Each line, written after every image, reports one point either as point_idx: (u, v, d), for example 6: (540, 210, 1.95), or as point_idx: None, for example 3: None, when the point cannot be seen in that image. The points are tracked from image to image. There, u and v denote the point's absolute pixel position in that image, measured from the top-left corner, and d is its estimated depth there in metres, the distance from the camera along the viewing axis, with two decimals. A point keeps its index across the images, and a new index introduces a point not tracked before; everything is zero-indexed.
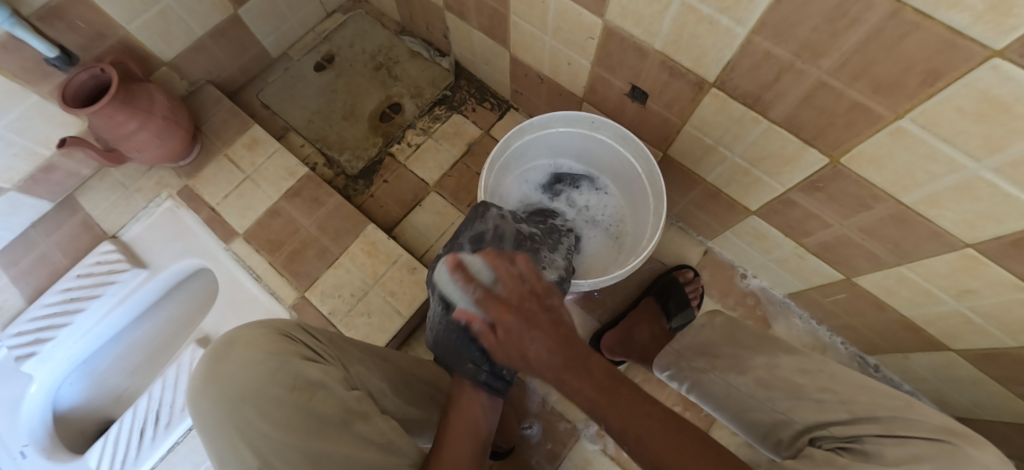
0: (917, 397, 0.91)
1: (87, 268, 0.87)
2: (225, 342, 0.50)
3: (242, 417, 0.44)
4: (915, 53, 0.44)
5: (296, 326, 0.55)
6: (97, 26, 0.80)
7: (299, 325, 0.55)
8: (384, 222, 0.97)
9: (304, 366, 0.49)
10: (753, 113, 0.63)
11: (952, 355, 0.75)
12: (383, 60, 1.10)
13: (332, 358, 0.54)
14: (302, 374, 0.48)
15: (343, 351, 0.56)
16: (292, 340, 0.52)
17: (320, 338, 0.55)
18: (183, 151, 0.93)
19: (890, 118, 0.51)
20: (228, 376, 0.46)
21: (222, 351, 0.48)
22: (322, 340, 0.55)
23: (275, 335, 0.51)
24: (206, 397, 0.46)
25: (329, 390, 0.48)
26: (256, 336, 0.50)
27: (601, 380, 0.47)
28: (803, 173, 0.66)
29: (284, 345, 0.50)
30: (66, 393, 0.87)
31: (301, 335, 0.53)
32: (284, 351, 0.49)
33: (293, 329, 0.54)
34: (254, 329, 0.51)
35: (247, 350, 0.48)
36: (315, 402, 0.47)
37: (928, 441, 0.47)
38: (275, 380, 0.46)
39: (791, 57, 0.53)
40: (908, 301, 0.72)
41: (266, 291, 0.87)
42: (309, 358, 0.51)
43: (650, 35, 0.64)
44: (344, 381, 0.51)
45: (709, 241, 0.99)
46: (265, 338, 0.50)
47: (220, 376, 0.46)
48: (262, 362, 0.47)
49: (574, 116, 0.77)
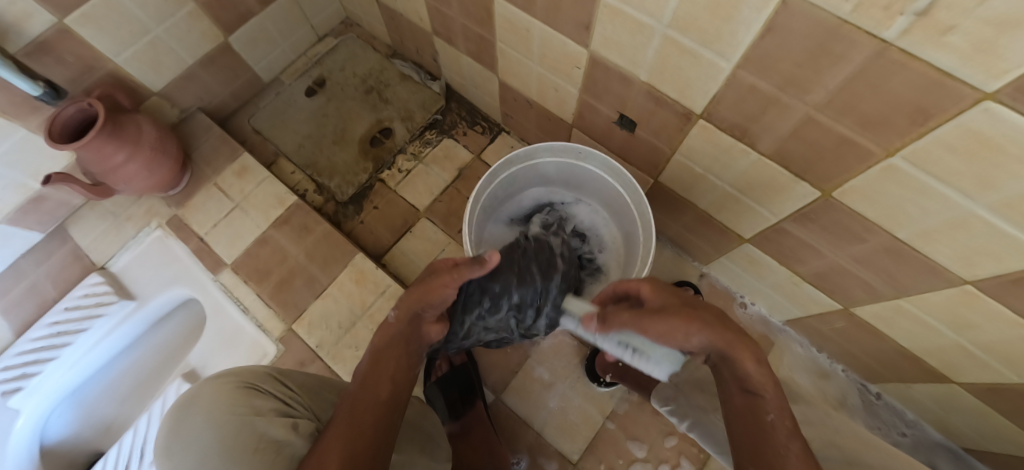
0: (922, 426, 0.87)
1: (75, 300, 0.87)
2: (182, 403, 0.46)
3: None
4: (902, 92, 0.42)
5: (263, 375, 0.52)
6: (86, 59, 0.80)
7: (267, 376, 0.52)
8: (373, 249, 0.96)
9: (268, 422, 0.45)
10: (741, 144, 0.61)
11: (956, 387, 0.72)
12: (374, 83, 1.10)
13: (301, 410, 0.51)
14: (266, 432, 0.45)
15: (314, 399, 0.54)
16: (260, 393, 0.49)
17: (290, 388, 0.53)
18: (173, 180, 0.93)
19: (881, 154, 0.49)
20: (184, 441, 0.42)
21: (180, 411, 0.45)
22: (292, 390, 0.52)
23: (240, 389, 0.48)
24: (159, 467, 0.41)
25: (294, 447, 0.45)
26: (220, 392, 0.47)
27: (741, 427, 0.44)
28: (794, 204, 0.64)
29: (248, 401, 0.47)
30: (54, 426, 0.86)
31: (271, 387, 0.51)
32: (247, 409, 0.46)
33: (261, 382, 0.50)
34: (217, 385, 0.48)
35: (209, 412, 0.45)
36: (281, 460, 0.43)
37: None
38: (236, 441, 0.43)
39: (776, 92, 0.52)
40: (907, 332, 0.70)
41: (252, 323, 0.86)
42: (278, 413, 0.47)
43: (635, 66, 0.63)
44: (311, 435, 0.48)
45: (705, 265, 0.97)
46: (232, 394, 0.47)
47: (175, 441, 0.42)
48: (226, 421, 0.44)
49: (562, 147, 0.75)
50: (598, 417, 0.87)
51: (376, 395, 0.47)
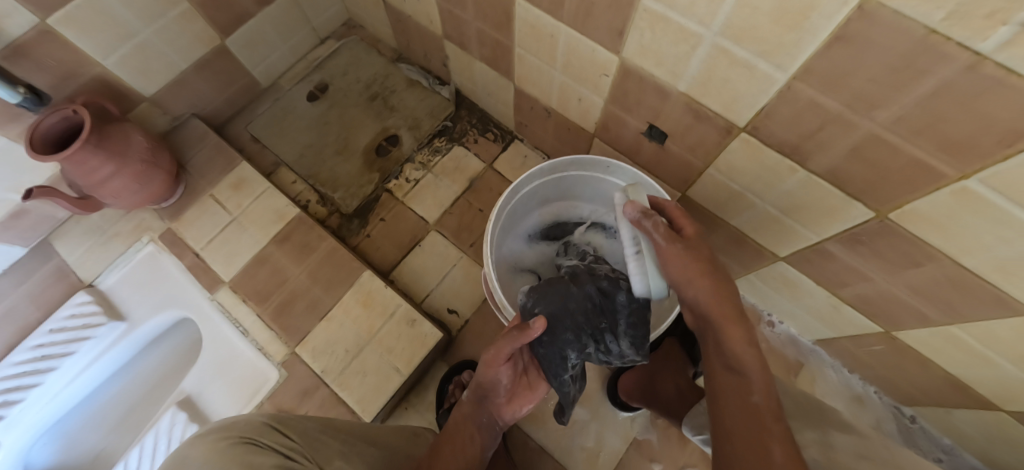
0: (960, 453, 0.83)
1: (60, 322, 0.80)
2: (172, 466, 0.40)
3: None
4: (996, 112, 0.38)
5: (258, 424, 0.46)
6: (69, 63, 0.74)
7: (265, 424, 0.47)
8: (380, 266, 0.91)
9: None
10: (789, 161, 0.57)
11: (1005, 416, 0.68)
12: (379, 89, 1.04)
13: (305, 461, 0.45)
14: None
15: (316, 447, 0.49)
16: (260, 447, 0.43)
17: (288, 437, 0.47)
18: (165, 193, 0.87)
19: (955, 177, 0.45)
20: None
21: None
22: (291, 440, 0.47)
23: (234, 446, 0.42)
24: None
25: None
26: (212, 452, 0.41)
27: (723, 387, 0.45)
28: (843, 226, 0.59)
29: (246, 458, 0.41)
30: (36, 457, 0.80)
31: (269, 439, 0.45)
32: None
33: (259, 432, 0.45)
34: (211, 443, 0.42)
35: None
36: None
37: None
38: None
39: (839, 108, 0.47)
40: (958, 362, 0.65)
41: (252, 347, 0.80)
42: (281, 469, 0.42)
43: (673, 76, 0.58)
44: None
45: (731, 282, 0.92)
46: (224, 453, 0.41)
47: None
48: None
49: (588, 161, 0.70)
50: (622, 445, 0.82)
51: None
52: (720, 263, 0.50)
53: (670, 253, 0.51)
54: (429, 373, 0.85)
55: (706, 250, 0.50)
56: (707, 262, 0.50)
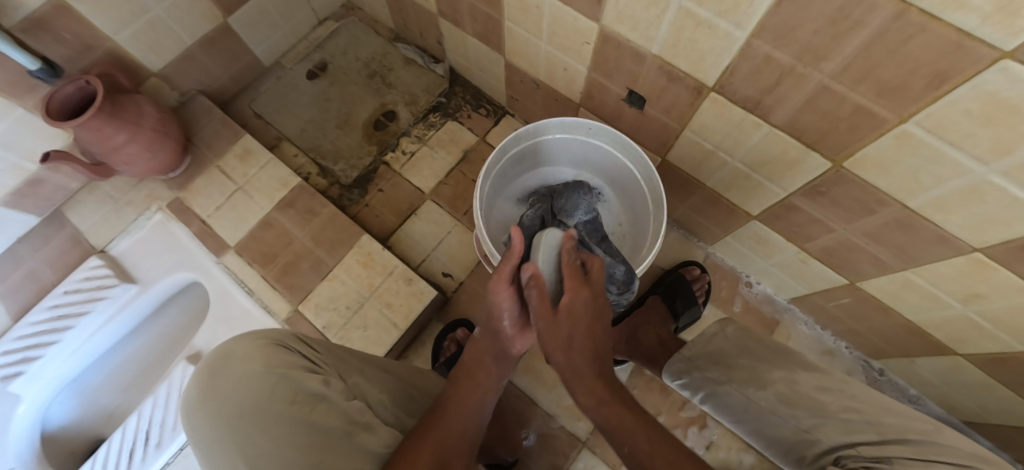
0: (924, 402, 0.90)
1: (76, 283, 0.85)
2: (219, 357, 0.47)
3: (245, 436, 0.42)
4: (920, 55, 0.43)
5: (291, 335, 0.52)
6: (85, 38, 0.79)
7: (295, 335, 0.52)
8: (379, 232, 0.96)
9: (305, 378, 0.47)
10: (753, 117, 0.62)
11: (960, 359, 0.73)
12: (377, 67, 1.09)
13: (328, 369, 0.51)
14: (303, 386, 0.46)
15: (342, 361, 0.54)
16: (290, 352, 0.49)
17: (317, 348, 0.53)
18: (174, 163, 0.91)
19: (894, 121, 0.50)
20: (225, 393, 0.44)
21: (218, 367, 0.46)
22: (320, 350, 0.53)
23: (271, 346, 0.48)
24: (203, 414, 0.43)
25: (330, 402, 0.46)
26: (252, 350, 0.47)
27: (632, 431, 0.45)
28: (805, 178, 0.65)
29: (282, 358, 0.47)
30: (56, 413, 0.85)
31: (299, 345, 0.51)
32: (282, 363, 0.47)
33: (290, 340, 0.51)
34: (249, 341, 0.48)
35: (248, 367, 0.45)
36: (317, 415, 0.45)
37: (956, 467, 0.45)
38: (276, 395, 0.44)
39: (792, 61, 0.52)
40: (914, 306, 0.71)
41: (258, 305, 0.85)
42: (310, 371, 0.48)
43: (647, 40, 0.63)
44: (344, 392, 0.49)
45: (711, 246, 0.97)
46: (264, 350, 0.47)
47: (221, 393, 0.44)
48: (262, 379, 0.45)
49: (572, 123, 0.75)
50: None
51: (445, 430, 0.46)
52: (603, 304, 0.50)
53: (551, 333, 0.48)
54: (426, 331, 0.90)
55: (584, 290, 0.50)
56: (599, 306, 0.50)
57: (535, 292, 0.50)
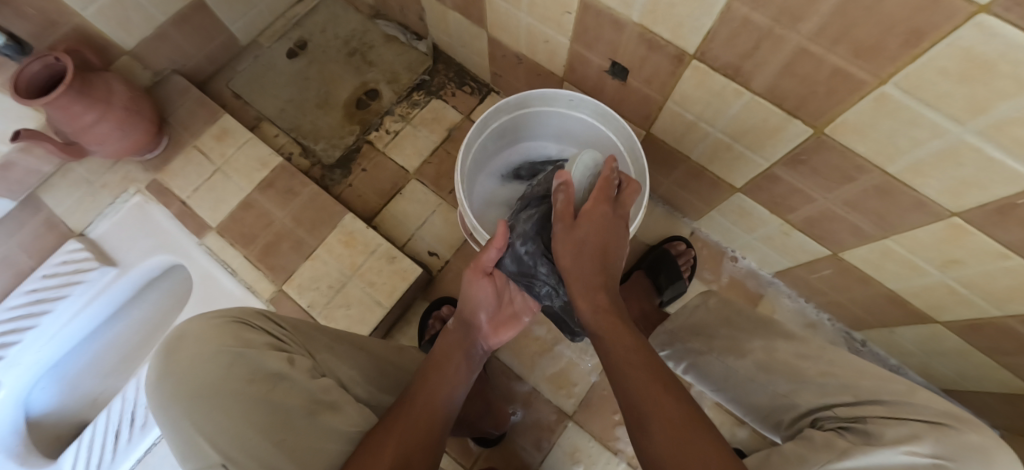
0: (905, 371, 0.91)
1: (53, 268, 0.84)
2: (175, 337, 0.46)
3: (197, 413, 0.42)
4: (896, 12, 0.42)
5: (255, 313, 0.51)
6: (49, 13, 0.76)
7: (261, 313, 0.52)
8: (362, 212, 0.95)
9: (265, 357, 0.46)
10: (734, 85, 0.61)
11: (939, 327, 0.74)
12: (357, 45, 1.07)
13: (296, 347, 0.51)
14: (263, 366, 0.46)
15: (309, 339, 0.54)
16: (251, 329, 0.49)
17: (283, 325, 0.52)
18: (149, 144, 0.89)
19: (873, 83, 0.49)
20: (180, 370, 0.43)
21: (173, 344, 0.45)
22: (286, 327, 0.52)
23: (231, 324, 0.47)
24: (158, 393, 0.43)
25: (292, 381, 0.46)
26: (207, 329, 0.46)
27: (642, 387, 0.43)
28: (786, 146, 0.64)
29: (241, 336, 0.47)
30: (38, 398, 0.84)
31: (263, 323, 0.50)
32: (240, 341, 0.46)
33: (252, 318, 0.50)
34: (206, 321, 0.47)
35: (201, 346, 0.45)
36: (277, 394, 0.44)
37: (926, 425, 0.45)
38: (232, 372, 0.44)
39: (770, 24, 0.51)
40: (893, 274, 0.71)
41: (240, 286, 0.84)
42: (275, 349, 0.48)
43: (627, 6, 0.61)
44: (309, 370, 0.49)
45: (696, 222, 0.97)
46: (221, 329, 0.47)
47: (174, 372, 0.43)
48: (216, 357, 0.44)
49: (553, 94, 0.74)
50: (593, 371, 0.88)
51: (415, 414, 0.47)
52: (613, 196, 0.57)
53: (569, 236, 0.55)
54: (411, 310, 0.90)
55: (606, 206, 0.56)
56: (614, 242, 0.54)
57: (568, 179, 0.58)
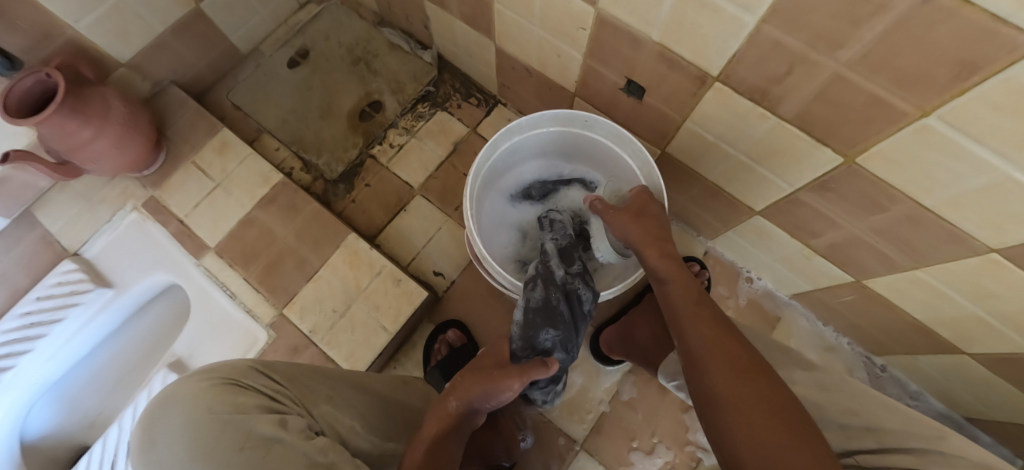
0: (925, 397, 0.88)
1: (47, 289, 0.81)
2: (160, 402, 0.43)
3: None
4: (949, 43, 0.38)
5: (247, 369, 0.49)
6: (42, 25, 0.73)
7: (251, 369, 0.50)
8: (366, 230, 0.92)
9: (257, 421, 0.43)
10: (760, 109, 0.58)
11: (966, 358, 0.71)
12: (360, 54, 1.03)
13: (290, 403, 0.48)
14: (255, 431, 0.42)
15: (306, 390, 0.51)
16: (243, 389, 0.46)
17: (277, 380, 0.50)
18: (146, 159, 0.86)
19: (914, 115, 0.46)
20: (168, 441, 0.40)
21: (155, 415, 0.42)
22: (281, 383, 0.50)
23: (221, 385, 0.45)
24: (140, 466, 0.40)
25: (286, 444, 0.43)
26: (199, 390, 0.43)
27: (738, 400, 0.44)
28: (814, 172, 0.61)
29: (231, 398, 0.44)
30: (35, 422, 0.81)
31: (253, 381, 0.48)
32: (232, 405, 0.43)
33: (244, 376, 0.48)
34: (195, 382, 0.44)
35: (192, 410, 0.42)
36: (272, 460, 0.41)
37: None
38: (225, 440, 0.40)
39: (805, 48, 0.48)
40: (922, 304, 0.68)
41: (241, 309, 0.82)
42: (268, 409, 0.45)
43: (647, 24, 0.58)
44: (303, 431, 0.45)
45: (710, 240, 0.94)
46: (211, 391, 0.44)
47: (159, 440, 0.40)
48: (207, 422, 0.41)
49: (567, 115, 0.70)
50: (604, 395, 0.86)
51: None
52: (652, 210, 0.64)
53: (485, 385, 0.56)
54: (417, 332, 0.87)
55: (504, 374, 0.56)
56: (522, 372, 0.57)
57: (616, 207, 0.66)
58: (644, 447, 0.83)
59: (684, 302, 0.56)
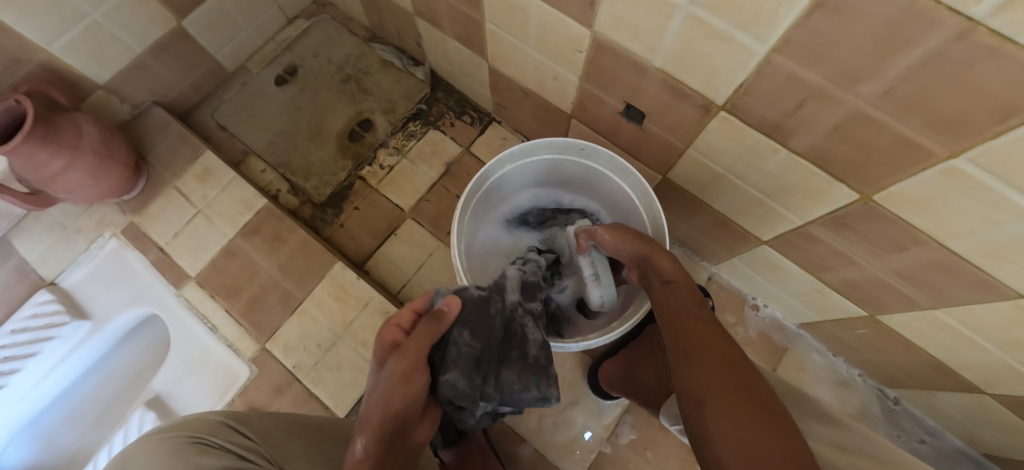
0: (943, 434, 0.83)
1: (21, 322, 0.78)
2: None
3: None
4: (989, 84, 0.34)
5: (216, 424, 0.44)
6: (12, 49, 0.70)
7: (224, 424, 0.45)
8: (355, 257, 0.88)
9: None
10: (770, 141, 0.54)
11: (988, 399, 0.67)
12: (351, 71, 1.00)
13: (265, 464, 0.43)
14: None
15: (282, 444, 0.47)
16: (211, 448, 0.41)
17: (251, 435, 0.45)
18: (125, 186, 0.82)
19: (943, 157, 0.42)
20: None
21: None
22: (256, 439, 0.45)
23: (186, 446, 0.40)
24: None
25: None
26: (159, 454, 0.39)
27: (722, 400, 0.42)
28: (828, 209, 0.57)
29: (194, 460, 0.40)
30: (8, 461, 0.77)
31: (226, 438, 0.43)
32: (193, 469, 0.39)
33: (213, 434, 0.43)
34: (155, 444, 0.40)
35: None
36: None
37: None
38: None
39: (822, 82, 0.43)
40: (943, 345, 0.64)
41: (222, 344, 0.78)
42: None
43: (649, 51, 0.54)
44: None
45: (715, 267, 0.90)
46: (172, 453, 0.40)
47: None
48: None
49: (562, 143, 0.66)
50: (603, 433, 0.82)
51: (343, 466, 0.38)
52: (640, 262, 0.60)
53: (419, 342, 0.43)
54: None
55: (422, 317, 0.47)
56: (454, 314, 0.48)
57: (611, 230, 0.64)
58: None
59: (674, 299, 0.54)
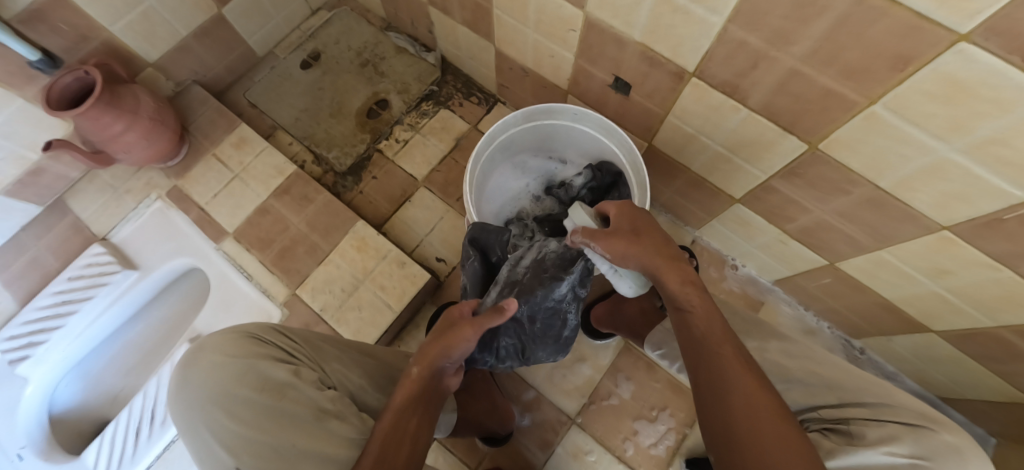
0: (902, 378, 0.93)
1: (78, 270, 0.88)
2: (199, 348, 0.55)
3: (218, 415, 0.50)
4: (883, 39, 0.44)
5: (270, 328, 0.58)
6: (81, 28, 0.80)
7: (275, 328, 0.59)
8: (373, 218, 0.98)
9: (273, 369, 0.53)
10: (732, 101, 0.64)
11: (932, 335, 0.76)
12: (369, 56, 1.11)
13: (306, 361, 0.57)
14: (272, 376, 0.52)
15: (320, 351, 0.59)
16: (265, 344, 0.55)
17: (295, 339, 0.59)
18: (171, 152, 0.93)
19: (863, 103, 0.52)
20: (204, 385, 0.52)
21: (195, 358, 0.54)
22: (298, 341, 0.58)
23: (247, 340, 0.55)
24: (183, 398, 0.52)
25: (299, 390, 0.52)
26: (227, 342, 0.54)
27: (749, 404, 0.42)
28: (782, 160, 0.67)
29: (253, 351, 0.54)
30: (62, 395, 0.88)
31: (275, 338, 0.57)
32: (253, 355, 0.54)
33: (266, 333, 0.57)
34: (227, 335, 0.55)
35: (219, 357, 0.53)
36: (286, 402, 0.51)
37: (904, 426, 0.47)
38: (245, 384, 0.51)
39: (765, 46, 0.54)
40: (888, 284, 0.73)
41: (256, 289, 0.88)
42: (282, 361, 0.54)
43: (629, 26, 0.64)
44: (315, 382, 0.54)
45: (698, 230, 1.00)
46: (237, 343, 0.54)
47: (202, 381, 0.52)
48: (232, 367, 0.52)
49: (558, 109, 0.78)
50: (594, 373, 0.91)
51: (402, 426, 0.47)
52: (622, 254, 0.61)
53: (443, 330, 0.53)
54: (420, 313, 0.93)
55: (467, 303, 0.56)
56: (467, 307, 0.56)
57: (608, 243, 0.58)
58: (646, 415, 0.88)
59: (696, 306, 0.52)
